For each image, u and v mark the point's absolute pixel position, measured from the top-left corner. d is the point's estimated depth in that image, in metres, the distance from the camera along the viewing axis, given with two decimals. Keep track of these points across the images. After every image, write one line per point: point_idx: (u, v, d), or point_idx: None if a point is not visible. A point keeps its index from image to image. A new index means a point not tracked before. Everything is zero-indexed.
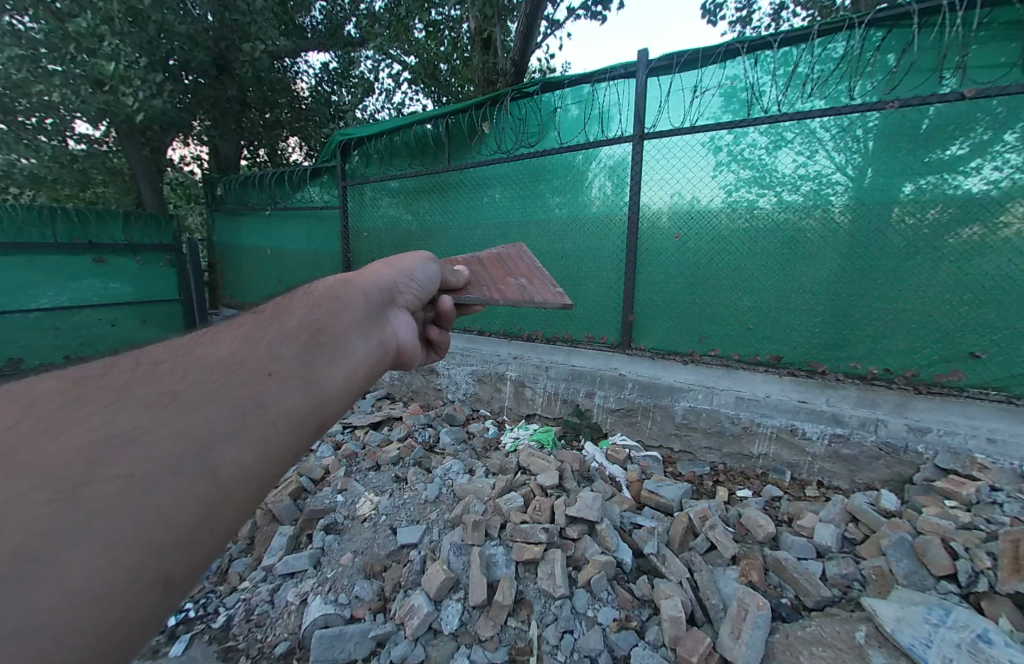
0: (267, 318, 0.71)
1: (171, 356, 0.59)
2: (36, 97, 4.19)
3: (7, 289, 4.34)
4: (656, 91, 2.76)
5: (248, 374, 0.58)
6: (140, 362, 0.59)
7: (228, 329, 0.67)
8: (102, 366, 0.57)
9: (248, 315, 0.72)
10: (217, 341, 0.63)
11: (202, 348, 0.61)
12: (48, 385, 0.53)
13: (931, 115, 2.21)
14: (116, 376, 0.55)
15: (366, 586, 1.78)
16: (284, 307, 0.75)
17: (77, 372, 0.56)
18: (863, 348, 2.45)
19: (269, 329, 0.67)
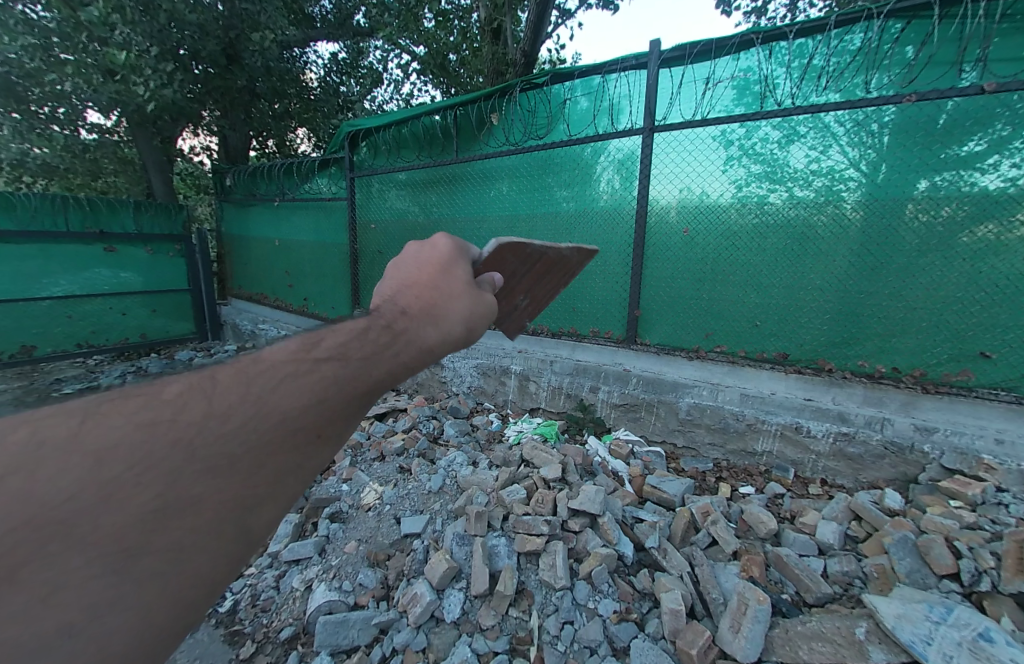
0: (347, 362, 0.57)
1: (239, 392, 0.50)
2: (49, 86, 4.22)
3: (21, 276, 4.43)
4: (668, 82, 2.72)
5: (300, 430, 0.51)
6: (210, 398, 0.48)
7: (299, 365, 0.54)
8: (172, 389, 0.48)
9: (330, 347, 0.57)
10: (285, 385, 0.52)
11: (269, 391, 0.51)
12: (113, 418, 0.44)
13: (948, 110, 2.16)
14: (183, 418, 0.46)
15: (370, 574, 1.81)
16: (364, 341, 0.61)
17: (142, 394, 0.47)
18: (871, 347, 2.41)
19: (344, 387, 0.56)
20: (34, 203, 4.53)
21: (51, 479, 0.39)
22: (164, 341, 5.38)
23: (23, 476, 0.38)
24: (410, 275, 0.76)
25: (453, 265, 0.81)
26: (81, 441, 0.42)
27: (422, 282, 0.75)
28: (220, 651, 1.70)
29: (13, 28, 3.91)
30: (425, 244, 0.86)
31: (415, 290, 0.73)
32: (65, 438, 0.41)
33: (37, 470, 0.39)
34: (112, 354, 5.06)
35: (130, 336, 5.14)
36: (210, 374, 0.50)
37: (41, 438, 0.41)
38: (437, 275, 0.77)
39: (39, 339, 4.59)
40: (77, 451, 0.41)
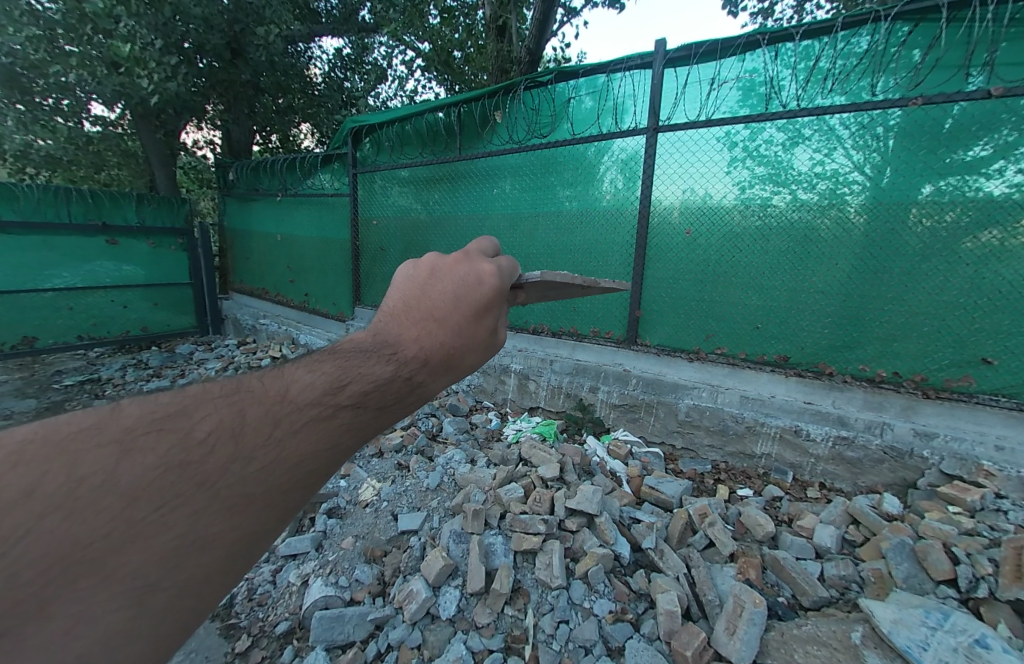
0: (365, 413, 0.56)
1: (262, 434, 0.50)
2: (53, 77, 4.22)
3: (23, 268, 4.44)
4: (673, 82, 2.71)
5: (309, 474, 0.51)
6: (236, 443, 0.49)
7: (320, 410, 0.54)
8: (202, 428, 0.49)
9: (352, 394, 0.56)
10: (304, 431, 0.52)
11: (289, 436, 0.51)
12: (145, 455, 0.46)
13: (955, 114, 2.15)
14: (208, 460, 0.47)
15: (366, 570, 1.81)
16: (384, 390, 0.59)
17: (170, 430, 0.48)
18: (872, 351, 2.40)
19: (358, 436, 0.55)
20: (36, 194, 4.44)
21: (86, 518, 0.42)
22: (165, 334, 5.39)
23: (59, 515, 0.41)
24: (445, 309, 0.70)
25: (491, 305, 0.74)
26: (115, 482, 0.44)
27: (454, 324, 0.69)
28: (216, 645, 1.70)
29: (18, 19, 3.90)
30: (473, 265, 0.76)
31: (447, 332, 0.68)
32: (98, 477, 0.43)
33: (70, 509, 0.41)
34: (113, 347, 5.06)
35: (131, 329, 5.14)
36: (238, 411, 0.51)
37: (76, 478, 0.43)
38: (470, 319, 0.71)
39: (40, 330, 4.60)
40: (109, 493, 0.43)
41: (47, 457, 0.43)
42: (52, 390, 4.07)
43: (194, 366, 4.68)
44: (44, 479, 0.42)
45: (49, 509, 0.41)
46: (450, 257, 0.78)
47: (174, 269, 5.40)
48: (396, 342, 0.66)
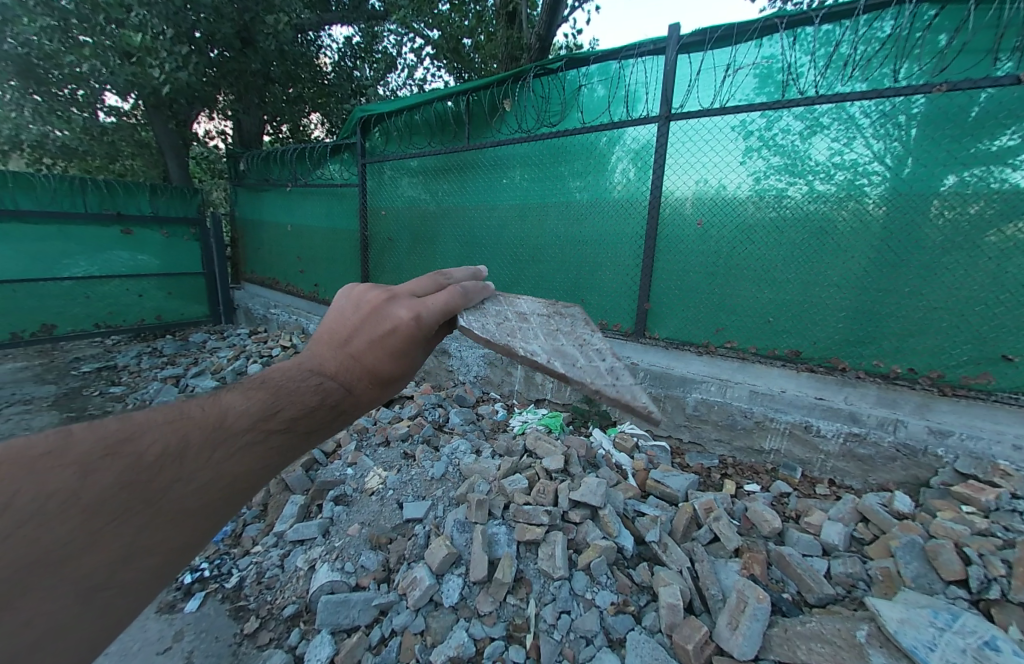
0: (295, 433, 0.64)
1: (205, 456, 0.55)
2: (68, 67, 4.26)
3: (41, 257, 4.55)
4: (686, 69, 2.64)
5: (238, 486, 0.56)
6: (181, 464, 0.53)
7: (254, 434, 0.59)
8: (153, 451, 0.52)
9: (283, 420, 0.63)
10: (240, 453, 0.57)
11: (226, 458, 0.56)
12: (102, 475, 0.49)
13: (982, 101, 2.06)
14: (160, 475, 0.52)
15: (371, 557, 1.85)
16: (312, 417, 0.67)
17: (123, 453, 0.51)
18: (887, 347, 2.34)
19: (286, 456, 0.61)
20: (53, 184, 4.51)
21: (50, 528, 0.44)
22: (179, 323, 5.49)
23: (33, 526, 0.44)
24: (358, 349, 0.77)
25: (406, 348, 0.82)
26: (80, 497, 0.46)
27: (368, 364, 0.77)
28: (225, 626, 1.75)
29: (32, 9, 3.93)
30: (395, 310, 0.83)
31: (364, 370, 0.76)
32: (63, 493, 0.46)
33: (43, 521, 0.44)
34: (130, 335, 5.18)
35: (146, 318, 5.25)
36: (182, 435, 0.55)
37: (47, 491, 0.46)
38: (379, 360, 0.78)
39: (59, 318, 4.71)
40: (74, 507, 0.46)
41: (18, 475, 0.45)
42: (70, 377, 4.20)
43: (207, 354, 4.76)
44: (17, 495, 0.44)
45: (21, 523, 0.43)
46: (373, 297, 0.84)
47: (186, 258, 5.47)
48: (322, 372, 0.74)
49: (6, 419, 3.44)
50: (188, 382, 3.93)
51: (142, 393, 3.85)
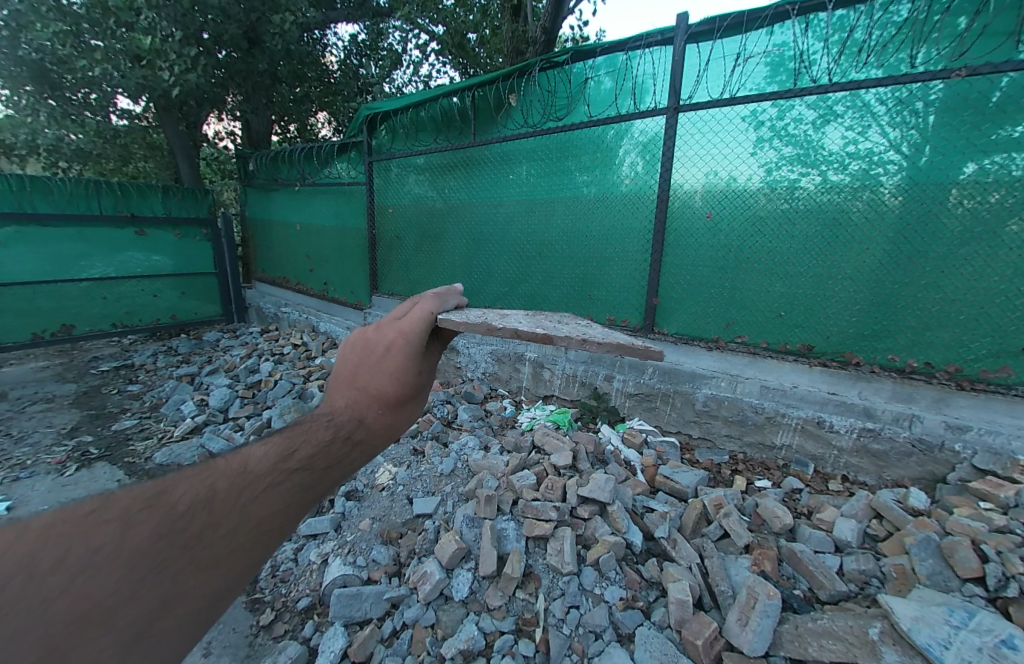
0: (314, 470, 0.63)
1: (231, 502, 0.55)
2: (81, 72, 4.32)
3: (59, 259, 4.66)
4: (694, 58, 2.59)
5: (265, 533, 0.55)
6: (209, 513, 0.54)
7: (276, 477, 0.59)
8: (183, 502, 0.53)
9: (301, 460, 0.62)
10: (263, 497, 0.57)
11: (250, 504, 0.56)
12: (141, 527, 0.50)
13: (1003, 86, 2.00)
14: (190, 526, 0.52)
15: (382, 551, 1.88)
16: (328, 451, 0.67)
17: (159, 506, 0.52)
18: (904, 340, 2.28)
19: (308, 494, 0.61)
20: (68, 187, 4.59)
21: (94, 581, 0.47)
22: (193, 322, 5.59)
23: (82, 581, 0.46)
24: (362, 378, 0.81)
25: (402, 363, 0.84)
26: (120, 551, 0.49)
27: (373, 389, 0.79)
28: (242, 617, 1.78)
29: (45, 14, 4.00)
30: (383, 333, 0.88)
31: (370, 397, 0.78)
32: (106, 548, 0.48)
33: (90, 576, 0.47)
34: (145, 334, 5.29)
35: (161, 317, 5.35)
36: (210, 483, 0.56)
37: (93, 547, 0.48)
38: (383, 381, 0.81)
39: (77, 318, 4.82)
40: (116, 561, 0.48)
41: (67, 534, 0.47)
42: (90, 376, 4.32)
43: (220, 353, 4.84)
44: (68, 553, 0.46)
45: (71, 577, 0.46)
46: (360, 333, 0.91)
47: (199, 258, 5.56)
48: (331, 413, 0.75)
49: (29, 416, 3.54)
50: (201, 379, 3.99)
51: (158, 392, 3.93)
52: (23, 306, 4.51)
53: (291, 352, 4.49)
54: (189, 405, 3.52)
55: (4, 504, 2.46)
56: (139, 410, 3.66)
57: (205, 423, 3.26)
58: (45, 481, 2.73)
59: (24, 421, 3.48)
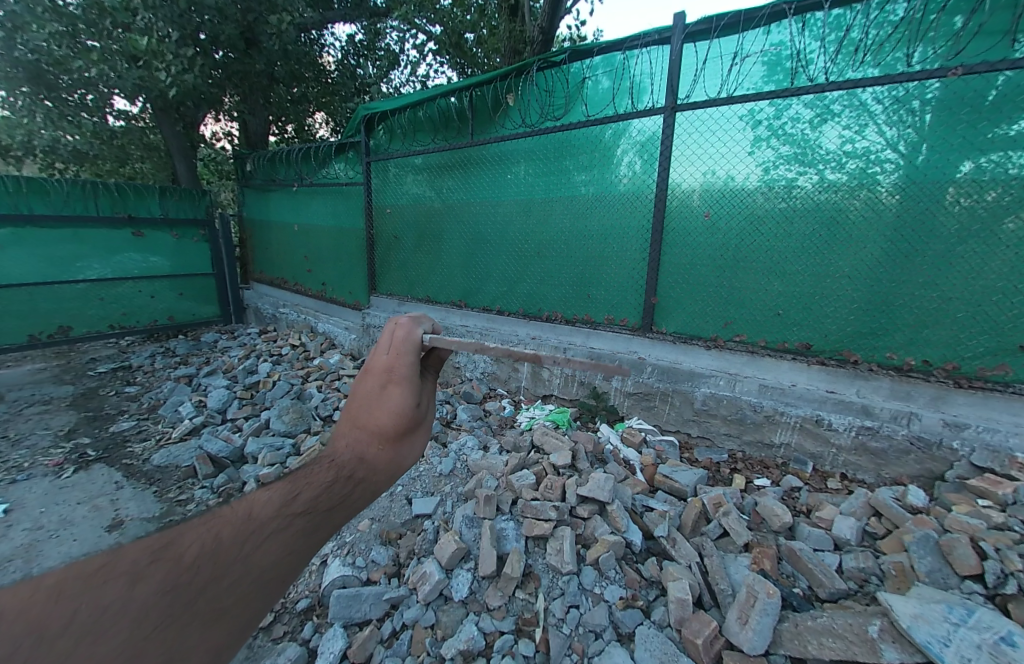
0: (317, 514, 0.62)
1: (235, 554, 0.55)
2: (77, 73, 4.30)
3: (56, 260, 4.64)
4: (692, 57, 2.60)
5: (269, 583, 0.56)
6: (215, 564, 0.54)
7: (279, 523, 0.59)
8: (190, 553, 0.53)
9: (304, 503, 0.61)
10: (267, 546, 0.57)
11: (254, 553, 0.56)
12: (149, 581, 0.51)
13: (999, 84, 2.00)
14: (197, 578, 0.53)
15: (382, 551, 1.87)
16: (330, 492, 0.65)
17: (167, 557, 0.52)
18: (902, 338, 2.29)
19: (310, 541, 0.60)
20: (65, 188, 4.57)
21: (99, 643, 0.47)
22: (191, 324, 5.58)
23: (87, 643, 0.47)
24: (362, 417, 0.77)
25: (401, 399, 0.82)
26: (128, 608, 0.50)
27: (372, 426, 0.75)
28: None
29: (41, 15, 3.99)
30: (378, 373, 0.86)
31: (369, 434, 0.74)
32: (114, 605, 0.49)
33: (96, 636, 0.47)
34: (143, 336, 5.28)
35: (159, 319, 5.34)
36: (215, 534, 0.55)
37: (101, 605, 0.49)
38: (382, 417, 0.77)
39: (74, 320, 4.80)
40: (123, 618, 0.49)
41: (77, 591, 0.48)
42: (88, 378, 4.31)
43: (218, 354, 4.83)
44: (76, 613, 0.47)
45: (79, 638, 0.46)
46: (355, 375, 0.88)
47: (197, 259, 5.56)
48: (329, 454, 0.70)
49: (26, 418, 3.53)
50: (200, 380, 3.98)
51: (156, 393, 3.92)
52: (20, 308, 4.49)
53: (290, 353, 4.49)
54: (188, 406, 3.51)
55: (2, 507, 2.45)
56: (137, 412, 3.65)
57: (204, 423, 3.25)
58: (43, 483, 2.72)
59: (21, 423, 3.47)
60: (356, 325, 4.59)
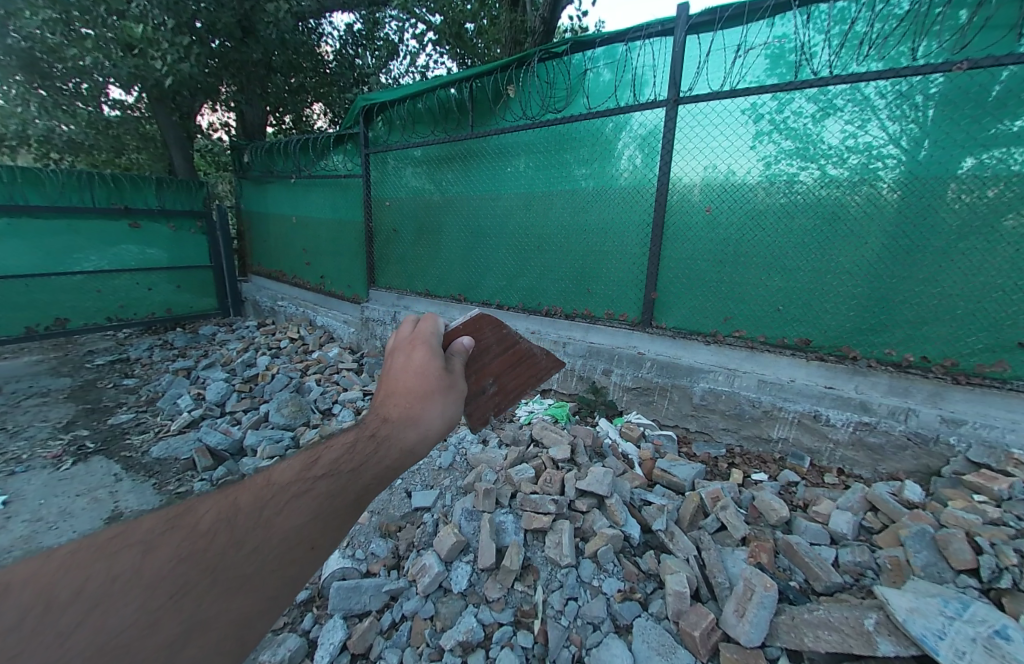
0: (339, 474, 0.63)
1: (256, 517, 0.56)
2: (71, 61, 4.24)
3: (53, 252, 4.60)
4: (695, 50, 2.58)
5: (296, 547, 0.56)
6: (232, 530, 0.55)
7: (301, 485, 0.60)
8: (206, 520, 0.54)
9: (325, 465, 0.63)
10: (288, 509, 0.58)
11: (274, 516, 0.57)
12: (162, 550, 0.51)
13: (1003, 79, 1.99)
14: (213, 545, 0.53)
15: (381, 544, 1.88)
16: (355, 451, 0.67)
17: (183, 525, 0.53)
18: (901, 334, 2.29)
19: (335, 501, 0.61)
20: (61, 179, 4.51)
21: (113, 611, 0.47)
22: (188, 316, 5.57)
23: (97, 612, 0.46)
24: (391, 382, 0.81)
25: (427, 360, 0.85)
26: (140, 577, 0.49)
27: (399, 387, 0.79)
28: None
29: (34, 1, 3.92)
30: (403, 345, 0.90)
31: (397, 394, 0.78)
32: (126, 575, 0.49)
33: (106, 606, 0.47)
34: (141, 328, 5.26)
35: (157, 311, 5.32)
36: (232, 500, 0.56)
37: (113, 574, 0.49)
38: (410, 378, 0.81)
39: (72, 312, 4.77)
40: (135, 588, 0.49)
41: (91, 559, 0.48)
42: (86, 370, 4.29)
43: (217, 347, 4.82)
44: (86, 582, 0.47)
45: (89, 608, 0.46)
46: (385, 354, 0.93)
47: (195, 251, 5.54)
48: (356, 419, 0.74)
49: (24, 411, 3.52)
50: (199, 373, 3.97)
51: (155, 386, 3.91)
52: (17, 299, 4.46)
53: (289, 346, 4.50)
54: (187, 399, 3.51)
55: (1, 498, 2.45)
56: (136, 404, 3.64)
57: (203, 416, 3.25)
58: (42, 475, 2.72)
59: (19, 415, 3.45)
60: (355, 320, 4.58)
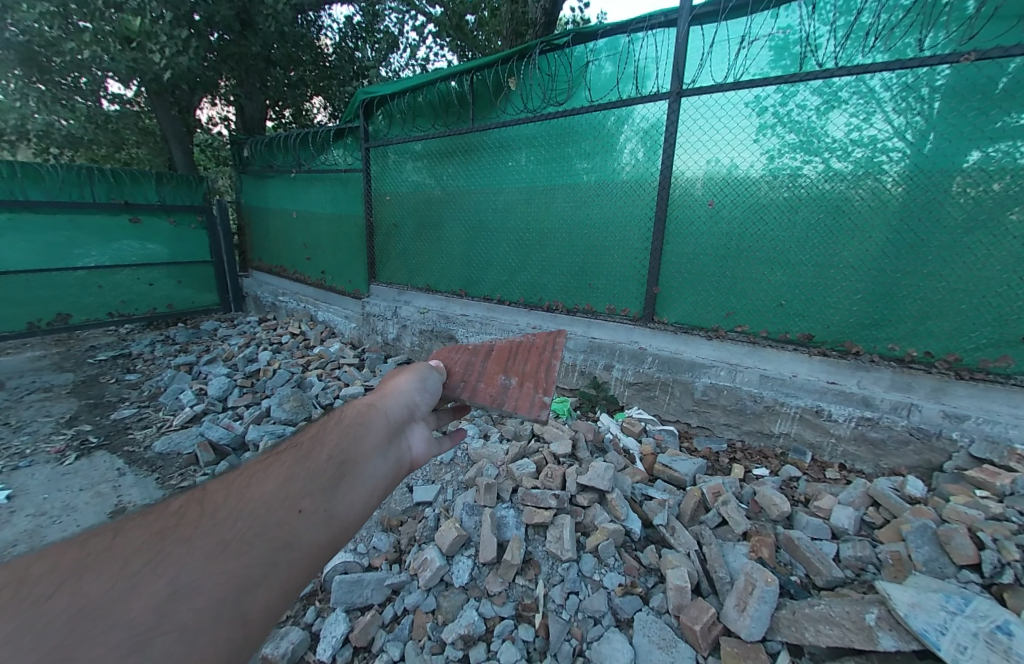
0: (307, 449, 0.77)
1: (227, 496, 0.65)
2: (69, 55, 4.20)
3: (54, 247, 4.60)
4: (698, 41, 2.54)
5: (277, 512, 0.65)
6: (200, 510, 0.63)
7: (268, 465, 0.72)
8: (174, 506, 0.62)
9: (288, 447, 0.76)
10: (259, 483, 0.68)
11: (246, 492, 0.67)
12: (133, 533, 0.57)
13: (1011, 71, 1.96)
14: (183, 522, 0.60)
15: (383, 538, 1.90)
16: (318, 434, 0.82)
17: (150, 515, 0.60)
18: (904, 329, 2.28)
19: (307, 468, 0.73)
20: (61, 174, 4.51)
21: (91, 583, 0.51)
22: (190, 311, 5.57)
23: (75, 583, 0.51)
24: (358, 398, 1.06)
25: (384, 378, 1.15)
26: (113, 552, 0.54)
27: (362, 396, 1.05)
28: None
29: None
30: None
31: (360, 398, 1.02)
32: (97, 554, 0.54)
33: (83, 575, 0.52)
34: (143, 324, 5.27)
35: (159, 306, 5.32)
36: (200, 490, 0.66)
37: (87, 554, 0.54)
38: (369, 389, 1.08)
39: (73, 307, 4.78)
40: (109, 560, 0.53)
41: (64, 548, 0.54)
42: (88, 366, 4.30)
43: (218, 342, 4.83)
44: (57, 563, 0.52)
45: (64, 580, 0.51)
46: None
47: (195, 246, 5.53)
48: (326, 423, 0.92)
49: (27, 406, 3.53)
50: (200, 368, 3.98)
51: (156, 381, 3.92)
52: (18, 295, 4.47)
53: (290, 342, 4.50)
54: (188, 394, 3.52)
55: (4, 493, 2.46)
56: (138, 400, 3.65)
57: (204, 411, 3.26)
58: (45, 470, 2.73)
59: (21, 410, 3.46)
60: (356, 315, 4.58)
